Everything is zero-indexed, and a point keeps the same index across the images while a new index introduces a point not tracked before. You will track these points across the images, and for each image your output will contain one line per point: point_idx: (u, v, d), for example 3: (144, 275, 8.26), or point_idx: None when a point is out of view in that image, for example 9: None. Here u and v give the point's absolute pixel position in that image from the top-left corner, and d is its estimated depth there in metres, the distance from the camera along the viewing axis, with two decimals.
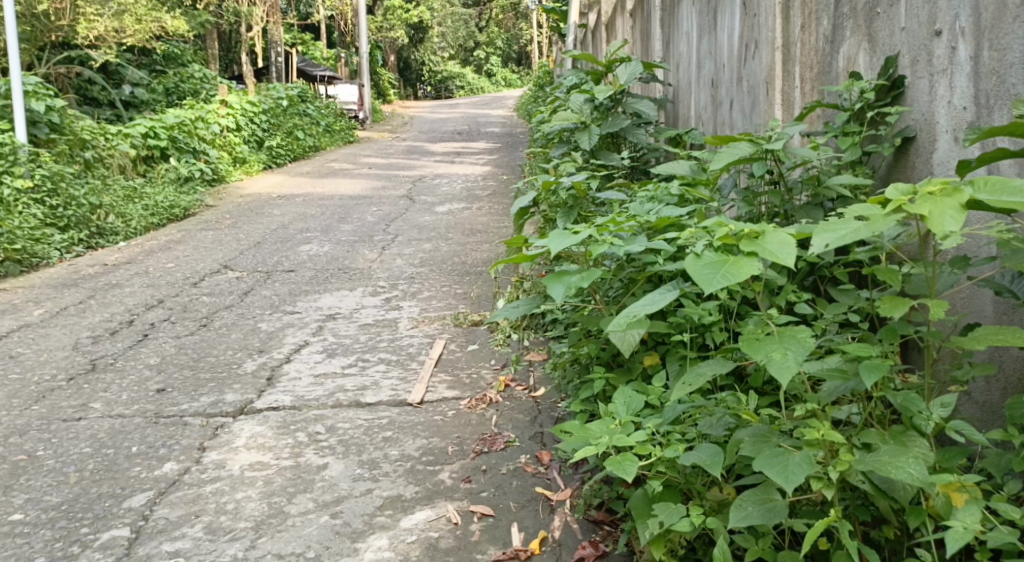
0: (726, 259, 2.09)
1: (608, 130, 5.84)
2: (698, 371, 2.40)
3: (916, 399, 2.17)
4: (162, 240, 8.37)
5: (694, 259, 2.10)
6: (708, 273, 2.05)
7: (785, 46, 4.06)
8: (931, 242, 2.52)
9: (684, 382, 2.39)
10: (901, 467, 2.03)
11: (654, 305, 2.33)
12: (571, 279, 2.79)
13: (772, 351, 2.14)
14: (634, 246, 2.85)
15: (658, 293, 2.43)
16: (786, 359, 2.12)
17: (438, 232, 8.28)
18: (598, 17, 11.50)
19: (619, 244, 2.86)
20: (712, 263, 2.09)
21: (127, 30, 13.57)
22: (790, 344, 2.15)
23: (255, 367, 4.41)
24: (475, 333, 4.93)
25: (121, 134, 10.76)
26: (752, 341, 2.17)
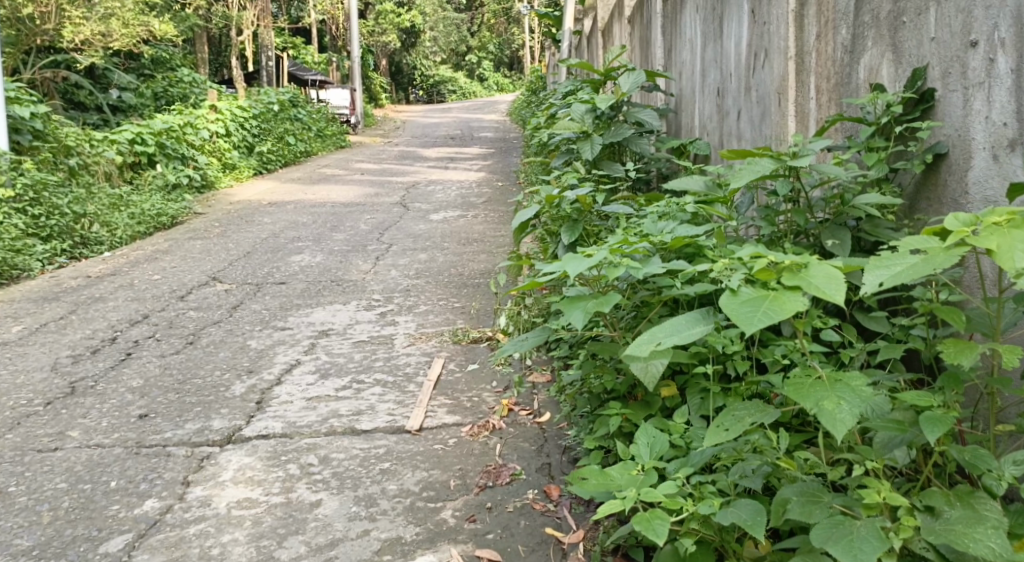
0: (767, 295, 2.08)
1: (610, 140, 5.65)
2: (733, 413, 2.22)
3: (985, 456, 2.09)
4: (149, 250, 8.16)
5: (733, 298, 2.09)
6: (748, 312, 2.03)
7: (798, 55, 3.83)
8: (991, 273, 2.39)
9: (718, 424, 2.21)
10: (978, 540, 1.94)
11: (681, 337, 2.22)
12: (587, 303, 2.63)
13: (822, 399, 2.06)
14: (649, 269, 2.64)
15: (685, 319, 2.32)
16: (840, 410, 2.04)
17: (433, 241, 8.08)
18: (595, 21, 11.29)
19: (634, 268, 2.66)
20: (753, 300, 2.07)
21: (114, 33, 13.34)
22: (845, 394, 2.07)
23: (243, 389, 4.21)
24: (475, 352, 4.73)
25: (107, 140, 10.55)
26: (799, 387, 2.10)
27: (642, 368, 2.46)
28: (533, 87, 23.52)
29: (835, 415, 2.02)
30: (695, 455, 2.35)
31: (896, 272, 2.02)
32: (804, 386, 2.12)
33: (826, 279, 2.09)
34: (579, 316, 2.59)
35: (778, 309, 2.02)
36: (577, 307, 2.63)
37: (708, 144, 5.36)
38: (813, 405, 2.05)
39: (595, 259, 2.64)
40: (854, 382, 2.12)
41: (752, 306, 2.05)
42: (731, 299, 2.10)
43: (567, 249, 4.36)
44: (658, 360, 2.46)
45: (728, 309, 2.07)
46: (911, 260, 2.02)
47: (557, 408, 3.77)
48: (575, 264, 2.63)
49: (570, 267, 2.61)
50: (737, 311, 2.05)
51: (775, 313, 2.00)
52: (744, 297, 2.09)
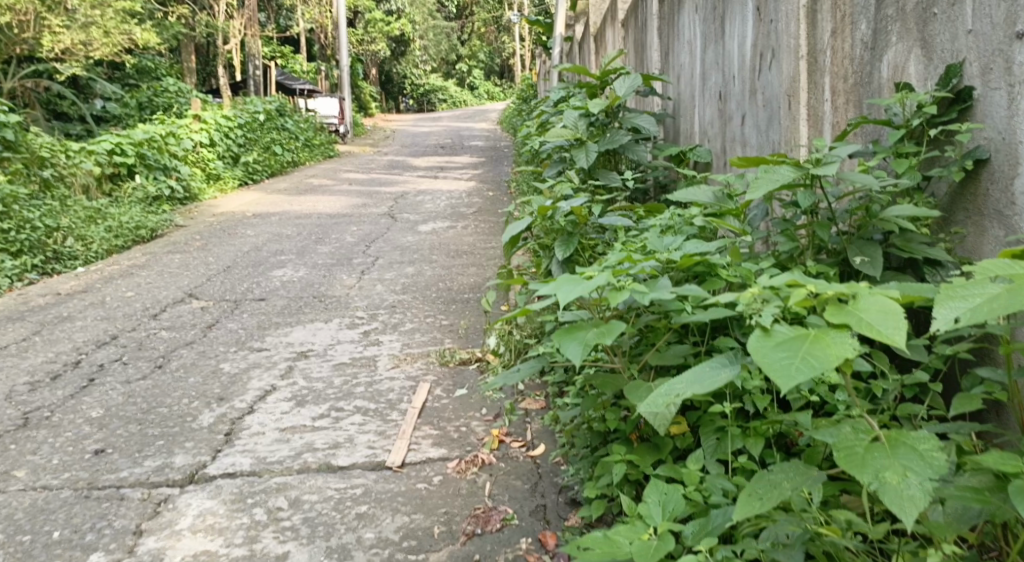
0: (808, 336, 1.75)
1: (605, 147, 5.35)
2: (767, 478, 1.91)
3: None
4: (125, 264, 7.82)
5: (766, 342, 1.76)
6: (783, 360, 1.71)
7: (811, 53, 3.53)
8: None
9: (749, 493, 1.89)
10: None
11: (702, 386, 1.82)
12: (587, 334, 2.28)
13: (883, 471, 1.78)
14: (656, 294, 2.30)
15: (709, 364, 1.90)
16: (907, 484, 1.76)
17: (421, 254, 7.75)
18: (587, 26, 11.01)
19: (640, 294, 2.31)
20: (789, 343, 1.75)
21: (95, 43, 12.99)
22: (910, 463, 1.79)
23: (212, 418, 3.88)
24: (463, 375, 4.40)
25: (84, 151, 10.20)
26: (852, 457, 1.81)
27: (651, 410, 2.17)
28: (524, 96, 23.26)
29: (901, 491, 1.74)
30: (717, 517, 2.04)
31: (976, 304, 1.71)
32: (857, 454, 1.84)
33: (879, 312, 1.77)
34: (577, 351, 2.23)
35: (822, 356, 1.70)
36: (574, 339, 2.28)
37: (710, 151, 5.07)
38: (873, 477, 1.77)
39: (594, 282, 2.29)
40: (921, 445, 1.82)
41: (789, 352, 1.73)
42: (762, 341, 1.78)
43: (561, 263, 4.04)
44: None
45: (758, 355, 1.75)
46: (994, 290, 1.73)
47: (552, 440, 3.45)
48: (570, 291, 2.28)
49: (567, 292, 2.27)
50: (770, 359, 1.73)
51: (822, 362, 1.68)
52: (778, 339, 1.77)
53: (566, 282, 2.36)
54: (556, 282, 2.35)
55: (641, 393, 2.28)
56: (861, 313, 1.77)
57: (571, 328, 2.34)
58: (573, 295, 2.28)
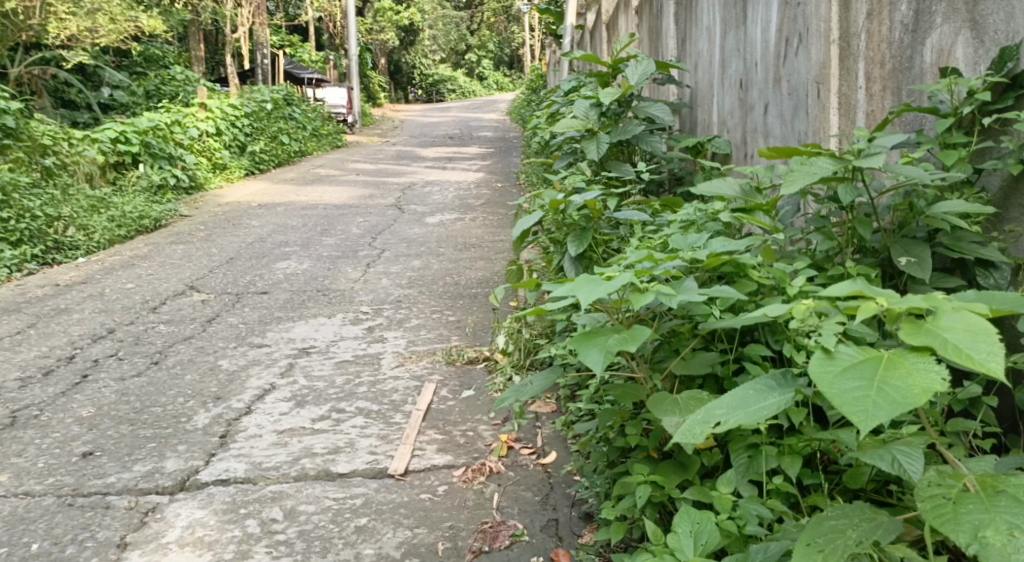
0: (883, 363, 1.65)
1: (619, 137, 5.14)
2: (828, 525, 1.80)
3: None
4: (127, 255, 7.65)
5: (835, 370, 1.66)
6: (857, 394, 1.60)
7: (844, 36, 3.33)
8: None
9: (808, 543, 1.78)
10: None
11: (749, 415, 1.72)
12: (608, 340, 2.09)
13: (983, 529, 1.67)
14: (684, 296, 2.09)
15: (758, 387, 1.80)
16: (1011, 544, 1.64)
17: (428, 247, 7.57)
18: (599, 15, 10.80)
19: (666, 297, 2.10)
20: (859, 371, 1.64)
21: (100, 29, 12.77)
22: (1013, 518, 1.67)
23: (208, 419, 3.71)
24: (471, 375, 4.22)
25: (87, 138, 10.02)
26: (945, 512, 1.70)
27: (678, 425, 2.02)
28: (532, 87, 23.07)
29: (1008, 552, 1.62)
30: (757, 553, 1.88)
31: None
32: (948, 506, 1.73)
33: (964, 331, 1.65)
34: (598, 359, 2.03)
35: (903, 388, 1.59)
36: (594, 346, 2.08)
37: (729, 142, 4.85)
38: (973, 538, 1.66)
39: (615, 284, 2.10)
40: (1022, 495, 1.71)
41: (862, 384, 1.62)
42: (827, 367, 1.68)
43: (573, 260, 3.87)
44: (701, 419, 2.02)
45: (825, 386, 1.65)
46: None
47: (564, 447, 3.27)
48: (592, 293, 2.09)
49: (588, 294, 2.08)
50: (840, 392, 1.62)
51: (906, 396, 1.57)
52: (847, 367, 1.67)
53: (587, 283, 2.17)
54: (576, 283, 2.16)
55: (667, 404, 2.10)
56: (942, 333, 1.65)
57: (587, 334, 2.14)
58: (592, 297, 2.08)
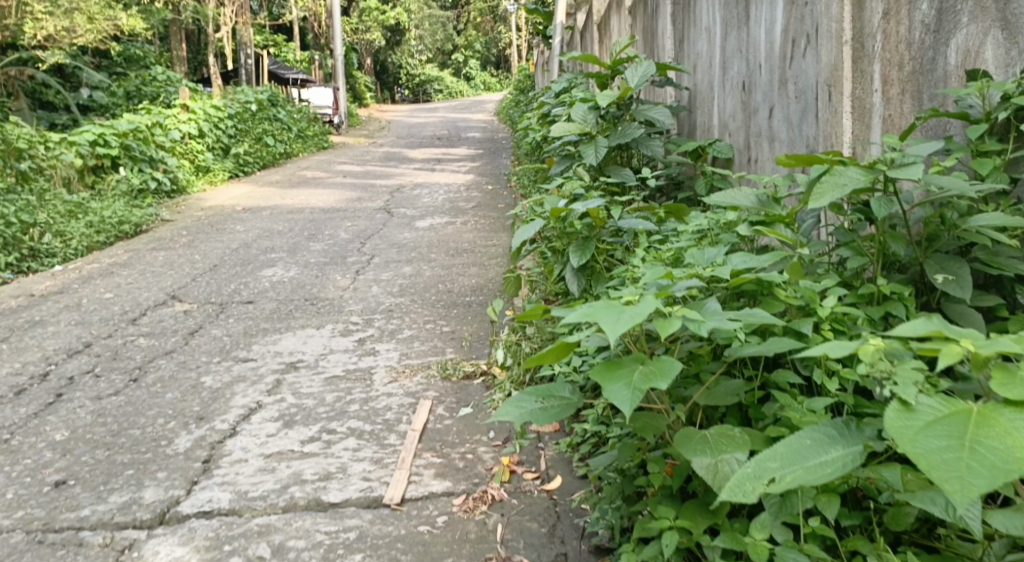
0: (974, 419, 1.68)
1: (617, 141, 4.96)
2: None
3: None
4: (106, 262, 7.43)
5: (924, 428, 1.68)
6: (949, 456, 1.63)
7: (857, 37, 3.06)
8: None
9: None
10: None
11: (815, 470, 1.77)
12: (634, 375, 2.01)
13: None
14: (715, 323, 1.98)
15: (818, 437, 1.85)
16: None
17: (418, 252, 7.37)
18: (590, 13, 10.60)
19: (694, 324, 1.99)
20: (946, 427, 1.68)
21: (79, 29, 12.52)
22: None
23: (189, 443, 3.52)
24: (468, 391, 4.02)
25: (65, 142, 9.79)
26: None
27: (708, 466, 1.97)
28: (521, 87, 22.86)
29: None
30: None
31: None
32: None
33: None
34: (626, 398, 1.95)
35: (999, 448, 1.63)
36: (619, 383, 2.00)
37: (730, 146, 4.68)
38: None
39: (638, 314, 1.98)
40: None
41: (952, 442, 1.65)
42: (909, 424, 1.70)
43: (575, 272, 3.69)
44: (729, 457, 1.96)
45: (907, 445, 1.67)
46: None
47: (569, 470, 3.07)
48: (617, 322, 1.97)
49: (612, 325, 1.96)
50: (928, 452, 1.65)
51: (1005, 459, 1.61)
52: (930, 422, 1.70)
53: (607, 310, 2.06)
54: (596, 311, 2.05)
55: (694, 443, 2.03)
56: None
57: (612, 366, 2.06)
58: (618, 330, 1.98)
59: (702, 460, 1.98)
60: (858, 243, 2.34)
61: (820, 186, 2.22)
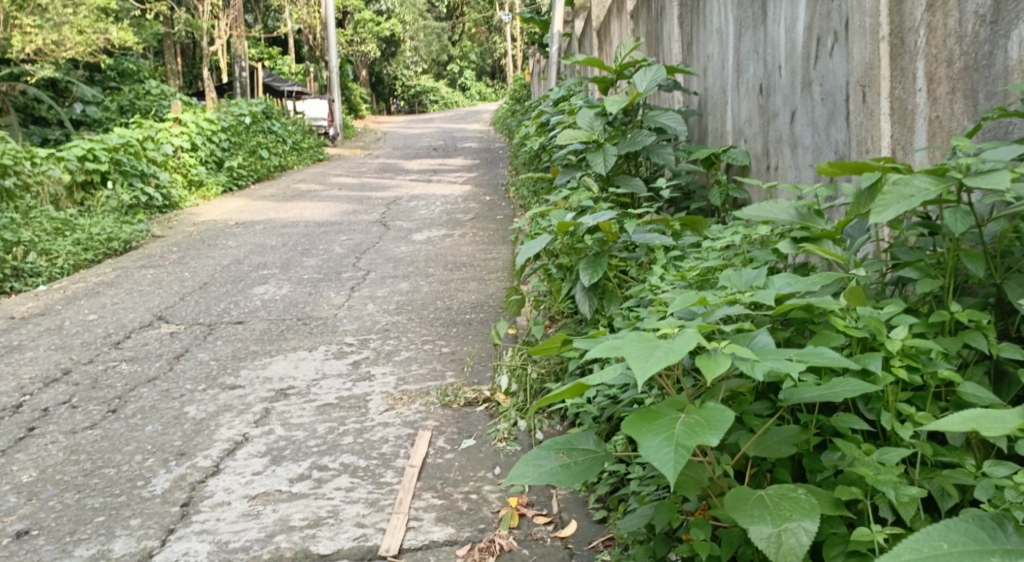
0: None
1: (627, 149, 4.68)
2: None
3: None
4: (93, 281, 7.13)
5: None
6: None
7: (897, 31, 2.83)
8: None
9: None
10: None
11: None
12: (675, 427, 1.89)
13: None
14: (769, 364, 1.85)
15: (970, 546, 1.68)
16: None
17: (416, 267, 7.08)
18: (589, 20, 10.32)
19: (745, 362, 1.87)
20: None
21: (68, 42, 12.16)
22: None
23: (167, 483, 3.23)
24: (471, 419, 3.73)
25: (52, 157, 9.45)
26: None
27: (770, 536, 1.88)
28: (517, 96, 22.57)
29: None
30: None
31: None
32: None
33: None
34: (667, 455, 1.83)
35: None
36: (657, 435, 1.88)
37: (747, 153, 4.40)
38: None
39: (671, 354, 1.81)
40: None
41: None
42: None
43: (587, 291, 3.43)
44: (794, 527, 1.88)
45: None
46: None
47: (585, 513, 2.79)
48: (650, 360, 1.82)
49: (646, 365, 1.79)
50: None
51: None
52: None
53: (634, 342, 1.90)
54: (624, 344, 1.88)
55: (749, 505, 1.95)
56: None
57: (644, 423, 1.92)
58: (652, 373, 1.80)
59: (762, 529, 1.90)
60: (925, 263, 2.13)
61: (883, 198, 2.05)
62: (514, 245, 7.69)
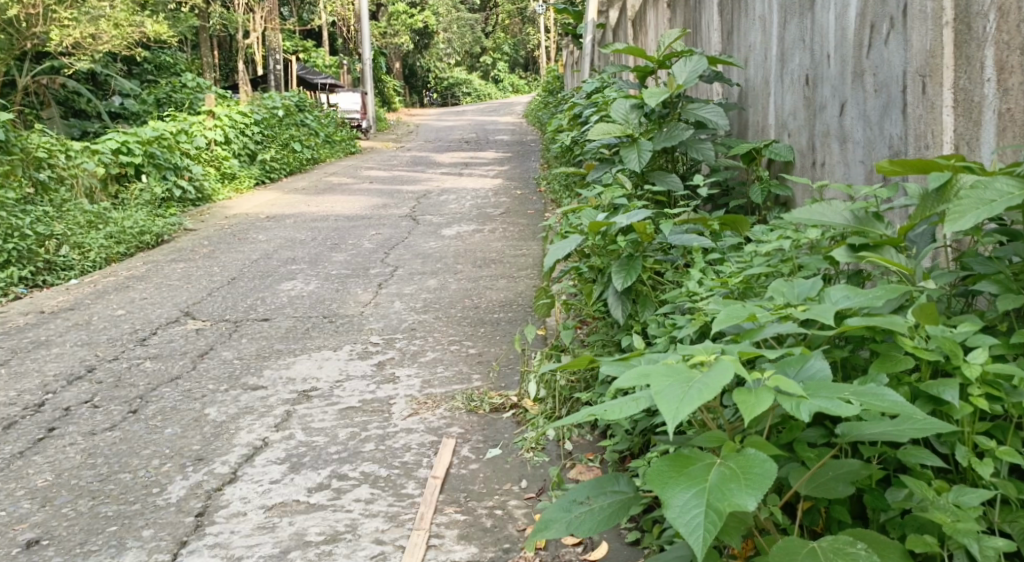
0: None
1: (664, 144, 4.54)
2: None
3: None
4: (123, 275, 7.08)
5: None
6: None
7: (961, 16, 2.82)
8: None
9: None
10: None
11: None
12: (709, 478, 1.80)
13: None
14: (819, 401, 1.71)
15: None
16: None
17: (445, 263, 6.97)
18: (624, 11, 10.15)
19: (791, 400, 1.74)
20: None
21: (104, 35, 12.11)
22: None
23: (182, 491, 3.12)
24: (497, 426, 3.62)
25: (86, 150, 9.41)
26: None
27: None
28: (549, 88, 22.40)
29: None
30: None
31: None
32: None
33: None
34: (699, 519, 1.73)
35: None
36: (689, 489, 1.78)
37: (791, 147, 4.22)
38: None
39: (698, 394, 1.67)
40: None
41: None
42: None
43: (620, 295, 3.30)
44: None
45: None
46: None
47: (616, 534, 2.69)
48: (682, 395, 1.69)
49: (676, 407, 1.66)
50: None
51: None
52: None
53: (666, 373, 1.77)
54: (654, 374, 1.76)
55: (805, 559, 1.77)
56: None
57: (676, 473, 1.83)
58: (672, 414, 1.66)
59: None
60: (1004, 275, 2.01)
61: (961, 202, 1.98)
62: (544, 241, 7.56)
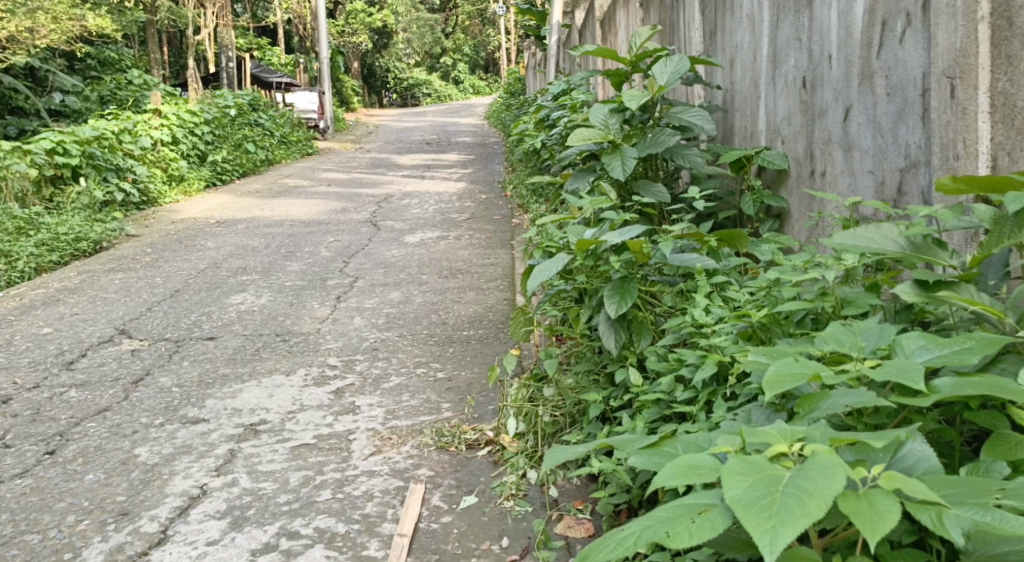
0: None
1: (648, 150, 4.14)
2: None
3: None
4: (54, 287, 6.54)
5: None
6: None
7: (1000, 10, 2.44)
8: None
9: None
10: None
11: None
12: None
13: None
14: (961, 512, 1.49)
15: None
16: None
17: (408, 273, 6.52)
18: (592, 9, 9.73)
19: (924, 510, 1.50)
20: None
21: (41, 29, 11.47)
22: None
23: (98, 558, 2.68)
24: (472, 466, 3.17)
25: (18, 151, 8.83)
26: None
27: None
28: (512, 89, 21.96)
29: None
30: None
31: None
32: None
33: None
34: None
35: None
36: None
37: (784, 155, 3.83)
38: None
39: (801, 509, 1.42)
40: None
41: None
42: None
43: (612, 323, 2.89)
44: None
45: None
46: None
47: None
48: (775, 506, 1.44)
49: (774, 522, 1.41)
50: None
51: None
52: None
53: (742, 474, 1.53)
54: (727, 479, 1.51)
55: None
56: None
57: None
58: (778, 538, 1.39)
59: None
60: None
61: None
62: (514, 249, 7.13)
